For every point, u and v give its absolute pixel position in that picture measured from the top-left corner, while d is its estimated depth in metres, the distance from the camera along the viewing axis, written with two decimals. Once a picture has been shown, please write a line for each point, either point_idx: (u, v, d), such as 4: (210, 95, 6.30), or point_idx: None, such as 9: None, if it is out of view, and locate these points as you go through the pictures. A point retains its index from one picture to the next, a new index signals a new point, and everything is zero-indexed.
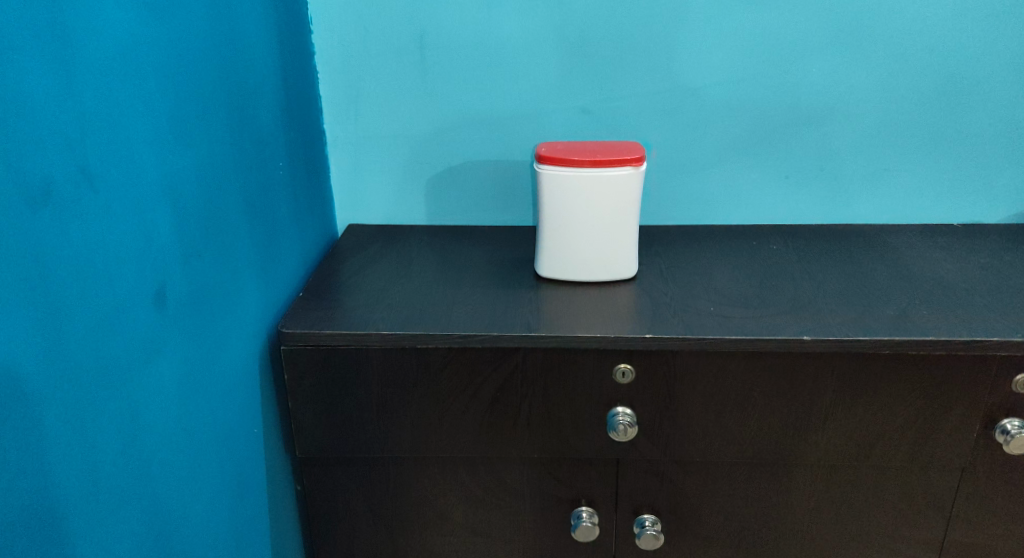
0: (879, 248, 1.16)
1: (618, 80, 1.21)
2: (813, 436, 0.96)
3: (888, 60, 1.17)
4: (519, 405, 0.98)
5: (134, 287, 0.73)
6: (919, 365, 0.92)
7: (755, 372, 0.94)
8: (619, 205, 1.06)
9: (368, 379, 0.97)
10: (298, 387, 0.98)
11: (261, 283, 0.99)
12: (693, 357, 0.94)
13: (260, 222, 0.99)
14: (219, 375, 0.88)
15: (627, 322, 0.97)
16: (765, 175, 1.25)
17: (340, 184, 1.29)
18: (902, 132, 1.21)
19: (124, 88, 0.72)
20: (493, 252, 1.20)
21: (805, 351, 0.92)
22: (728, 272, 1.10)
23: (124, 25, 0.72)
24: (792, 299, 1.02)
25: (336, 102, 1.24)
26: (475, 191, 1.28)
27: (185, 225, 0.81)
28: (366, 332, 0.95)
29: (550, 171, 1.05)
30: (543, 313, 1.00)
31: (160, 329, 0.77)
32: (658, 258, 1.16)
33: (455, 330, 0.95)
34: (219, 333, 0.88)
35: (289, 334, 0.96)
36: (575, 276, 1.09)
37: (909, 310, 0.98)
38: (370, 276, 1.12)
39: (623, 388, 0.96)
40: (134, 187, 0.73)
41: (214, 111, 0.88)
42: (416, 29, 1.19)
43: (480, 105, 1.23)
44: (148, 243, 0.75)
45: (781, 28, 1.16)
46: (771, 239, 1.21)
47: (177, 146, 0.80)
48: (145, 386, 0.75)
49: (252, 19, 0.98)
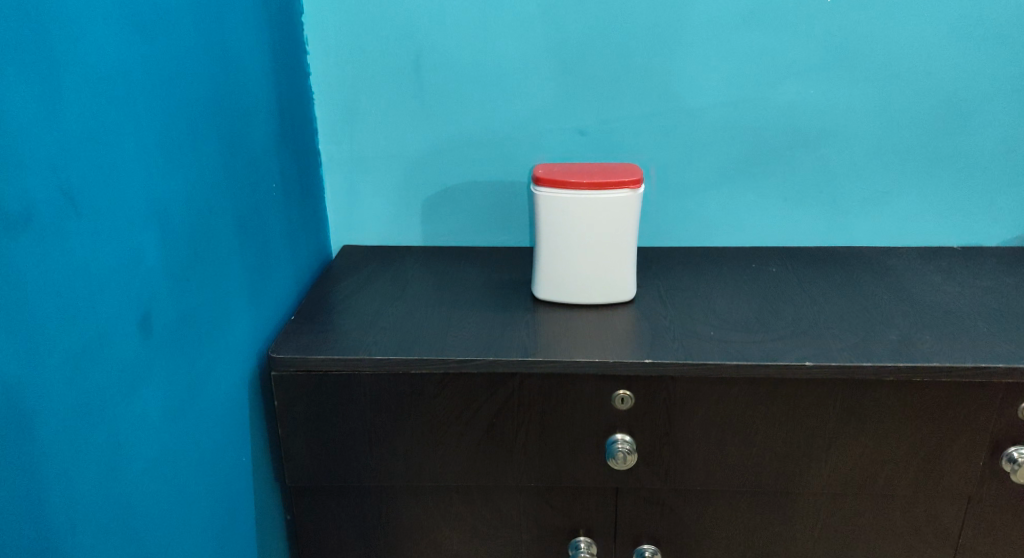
0: (881, 272, 1.15)
1: (616, 101, 1.19)
2: (814, 465, 0.94)
3: (886, 83, 1.16)
4: (514, 432, 0.96)
5: (117, 314, 0.71)
6: (923, 393, 0.91)
7: (756, 398, 0.92)
8: (617, 227, 1.04)
9: (361, 405, 0.95)
10: (289, 414, 0.96)
11: (252, 306, 0.97)
12: (693, 383, 0.92)
13: (252, 245, 0.97)
14: (207, 402, 0.86)
15: (626, 346, 0.95)
16: (763, 197, 1.23)
17: (334, 205, 1.27)
18: (901, 155, 1.20)
19: (111, 109, 0.71)
20: (489, 274, 1.18)
21: (807, 377, 0.91)
22: (728, 296, 1.08)
23: (112, 44, 0.71)
24: (793, 323, 1.00)
25: (331, 123, 1.22)
26: (471, 212, 1.27)
27: (173, 248, 0.79)
28: (359, 357, 0.93)
29: (547, 193, 1.04)
30: (540, 337, 0.98)
31: (144, 356, 0.75)
32: (656, 280, 1.14)
33: (450, 355, 0.93)
34: (207, 359, 0.86)
35: (281, 359, 0.94)
36: (573, 299, 1.07)
37: (912, 335, 0.96)
38: (364, 298, 1.10)
39: (622, 414, 0.94)
40: (119, 210, 0.71)
41: (205, 132, 0.86)
42: (412, 49, 1.18)
43: (476, 126, 1.22)
44: (134, 268, 0.73)
45: (779, 50, 1.15)
46: (770, 261, 1.20)
47: (165, 168, 0.78)
48: (130, 414, 0.73)
49: (246, 40, 0.97)
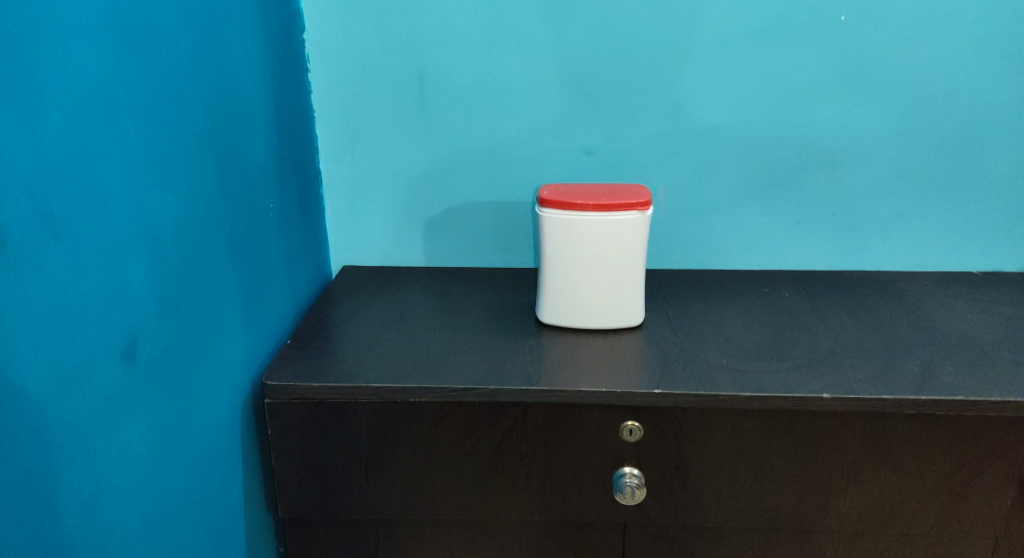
0: (898, 298, 1.11)
1: (623, 121, 1.16)
2: (832, 501, 0.90)
3: (902, 103, 1.13)
4: (518, 464, 0.92)
5: (99, 344, 0.67)
6: (946, 427, 0.86)
7: (770, 431, 0.88)
8: (625, 250, 1.01)
9: (358, 435, 0.91)
10: (282, 443, 0.92)
11: (246, 330, 0.93)
12: (705, 414, 0.88)
13: (246, 268, 0.94)
14: (196, 433, 0.82)
15: (634, 375, 0.91)
16: (774, 220, 1.19)
17: (334, 224, 1.24)
18: (917, 177, 1.16)
19: (97, 128, 0.67)
20: (492, 297, 1.14)
21: (824, 409, 0.87)
22: (740, 322, 1.04)
23: (98, 61, 0.67)
24: (808, 351, 0.96)
25: (331, 141, 1.19)
26: (474, 233, 1.23)
27: (162, 273, 0.76)
28: (356, 385, 0.90)
29: (552, 215, 1.00)
30: (544, 364, 0.94)
31: (128, 387, 0.71)
32: (666, 305, 1.10)
33: (450, 384, 0.89)
34: (197, 388, 0.82)
35: (275, 386, 0.90)
36: (579, 323, 1.03)
37: (933, 365, 0.92)
38: (363, 322, 1.06)
39: (630, 446, 0.90)
40: (104, 234, 0.68)
41: (199, 152, 0.83)
42: (415, 67, 1.15)
43: (480, 145, 1.18)
44: (118, 294, 0.70)
45: (792, 70, 1.12)
46: (782, 285, 1.16)
47: (155, 190, 0.75)
48: (111, 449, 0.69)
49: (244, 57, 0.94)
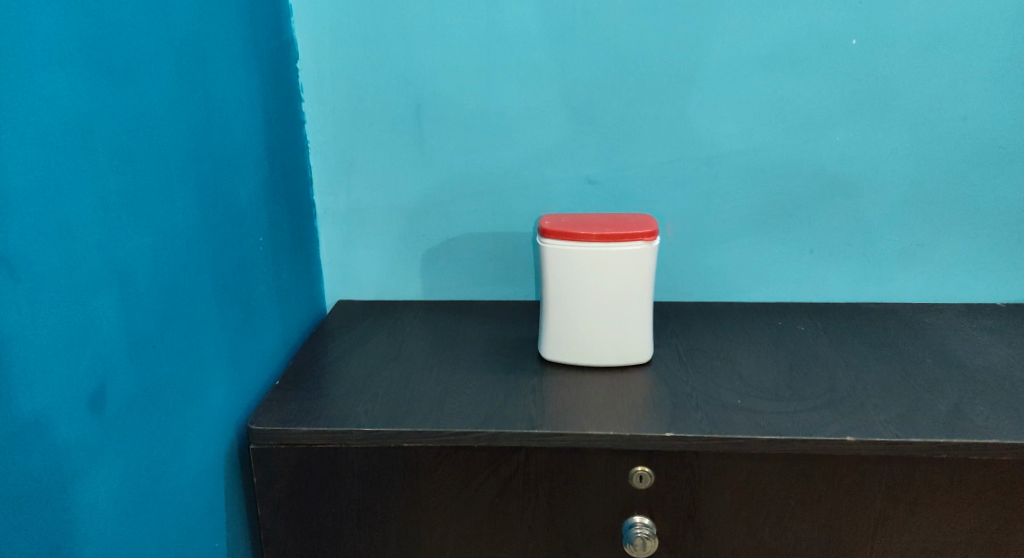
0: (920, 332, 1.06)
1: (629, 150, 1.11)
2: (857, 551, 0.84)
3: (919, 129, 1.08)
4: (521, 512, 0.86)
5: (61, 394, 0.62)
6: (978, 472, 0.81)
7: (790, 477, 0.82)
8: (632, 283, 0.96)
9: (349, 483, 0.86)
10: (269, 492, 0.86)
11: (232, 372, 0.88)
12: (719, 459, 0.82)
13: (232, 305, 0.89)
14: (175, 484, 0.77)
15: (644, 416, 0.86)
16: (786, 250, 1.14)
17: (329, 257, 1.19)
18: (937, 206, 1.11)
19: (65, 161, 0.63)
20: (493, 332, 1.09)
21: (848, 453, 0.81)
22: (754, 358, 0.99)
23: (67, 90, 0.63)
24: (828, 390, 0.90)
25: (327, 172, 1.15)
26: (473, 266, 1.18)
27: (137, 314, 0.71)
28: (346, 429, 0.84)
29: (555, 247, 0.95)
30: (548, 404, 0.89)
31: (95, 440, 0.66)
32: (675, 339, 1.05)
33: (448, 427, 0.84)
34: (177, 436, 0.77)
35: (260, 431, 0.84)
36: (585, 360, 0.98)
37: (963, 405, 0.86)
38: (356, 360, 1.01)
39: (641, 493, 0.84)
40: (67, 274, 0.63)
41: (182, 185, 0.78)
42: (413, 96, 1.11)
43: (479, 174, 1.14)
44: (84, 338, 0.64)
45: (803, 95, 1.08)
46: (797, 319, 1.11)
47: (132, 226, 0.70)
48: (75, 505, 0.63)
49: (232, 84, 0.89)
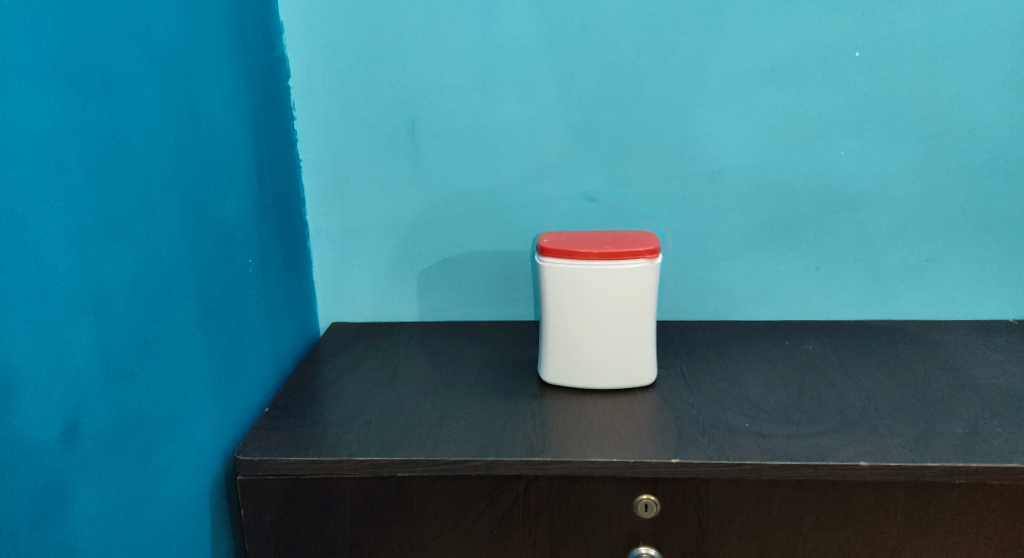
0: (931, 350, 1.02)
1: (629, 166, 1.09)
2: None
3: (925, 142, 1.06)
4: (521, 544, 0.82)
5: (30, 426, 0.59)
6: (999, 498, 0.77)
7: (803, 505, 0.79)
8: (634, 302, 0.92)
9: (341, 515, 0.82)
10: (257, 525, 0.82)
11: (218, 400, 0.84)
12: (728, 486, 0.79)
13: (219, 331, 0.85)
14: (157, 518, 0.73)
15: (648, 442, 0.82)
16: (792, 268, 1.11)
17: (323, 278, 1.15)
18: (945, 220, 1.08)
19: (34, 181, 0.60)
20: (491, 354, 1.05)
21: (862, 480, 0.77)
22: (761, 380, 0.95)
23: (38, 108, 0.60)
24: (839, 413, 0.87)
25: (320, 191, 1.12)
26: (470, 286, 1.15)
27: (114, 341, 0.67)
28: (337, 459, 0.80)
29: (554, 266, 0.92)
30: (549, 430, 0.85)
31: (68, 475, 0.62)
32: (678, 360, 1.02)
33: (444, 456, 0.80)
34: (158, 467, 0.73)
35: (247, 461, 0.81)
36: (587, 383, 0.94)
37: (980, 427, 0.83)
38: (349, 385, 0.97)
39: (646, 522, 0.80)
40: (37, 300, 0.60)
41: (164, 205, 0.75)
42: (406, 112, 1.08)
43: (475, 193, 1.11)
44: (55, 368, 0.61)
45: (806, 108, 1.05)
46: (804, 338, 1.07)
47: (108, 249, 0.67)
48: (45, 545, 0.60)
49: (219, 101, 0.86)
